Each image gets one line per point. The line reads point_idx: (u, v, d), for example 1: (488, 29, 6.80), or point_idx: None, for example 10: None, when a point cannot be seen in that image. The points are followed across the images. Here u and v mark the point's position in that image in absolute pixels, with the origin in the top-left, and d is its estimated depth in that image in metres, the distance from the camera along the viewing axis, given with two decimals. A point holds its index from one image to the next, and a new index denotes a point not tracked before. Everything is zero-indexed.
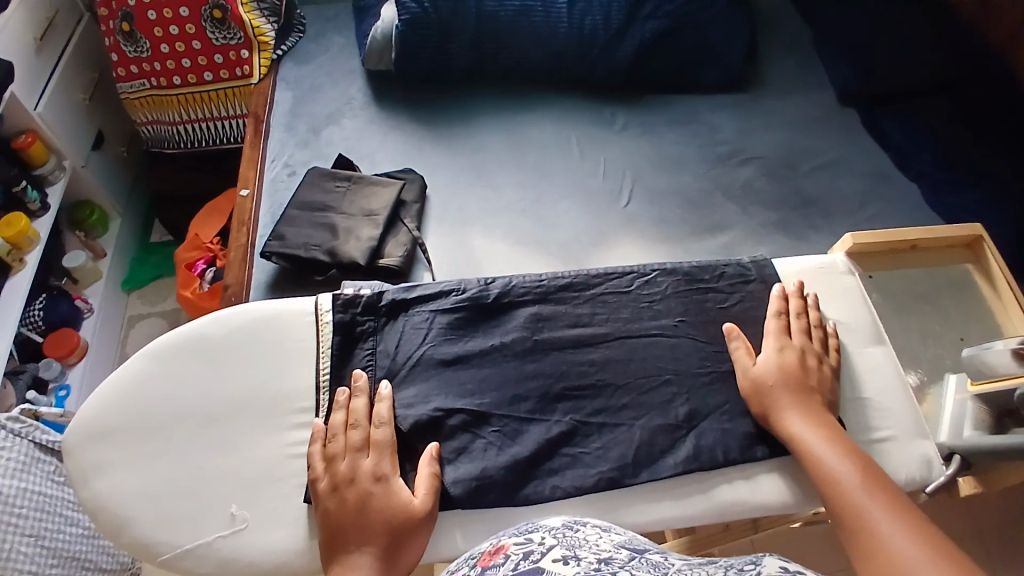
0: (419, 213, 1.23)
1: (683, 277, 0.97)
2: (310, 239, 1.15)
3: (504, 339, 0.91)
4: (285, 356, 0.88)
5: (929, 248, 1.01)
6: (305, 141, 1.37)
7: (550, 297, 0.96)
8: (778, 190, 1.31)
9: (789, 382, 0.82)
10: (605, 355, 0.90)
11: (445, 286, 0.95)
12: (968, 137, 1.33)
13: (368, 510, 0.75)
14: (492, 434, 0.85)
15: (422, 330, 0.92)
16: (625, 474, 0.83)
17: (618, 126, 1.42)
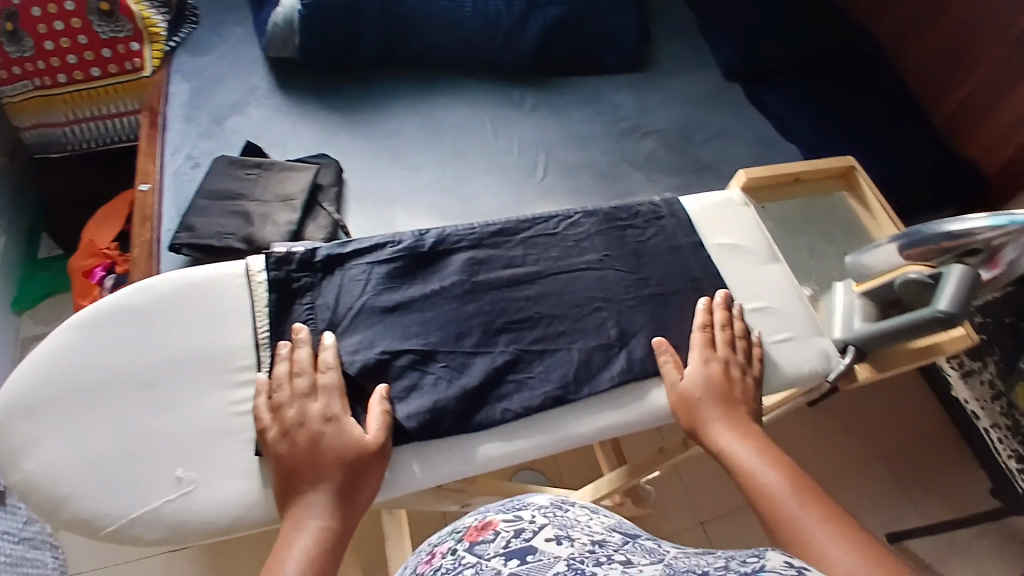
0: (337, 197, 1.22)
1: (604, 217, 0.91)
2: (222, 227, 1.13)
3: (443, 284, 0.81)
4: (219, 317, 0.76)
5: (810, 179, 1.05)
6: (209, 131, 1.33)
7: (484, 242, 0.86)
8: (670, 157, 1.50)
9: (716, 396, 0.76)
10: (540, 291, 0.83)
11: (380, 238, 0.83)
12: (833, 93, 1.54)
13: (318, 448, 0.66)
14: (440, 368, 0.76)
15: (359, 282, 0.80)
16: (570, 392, 0.77)
17: (527, 108, 1.53)
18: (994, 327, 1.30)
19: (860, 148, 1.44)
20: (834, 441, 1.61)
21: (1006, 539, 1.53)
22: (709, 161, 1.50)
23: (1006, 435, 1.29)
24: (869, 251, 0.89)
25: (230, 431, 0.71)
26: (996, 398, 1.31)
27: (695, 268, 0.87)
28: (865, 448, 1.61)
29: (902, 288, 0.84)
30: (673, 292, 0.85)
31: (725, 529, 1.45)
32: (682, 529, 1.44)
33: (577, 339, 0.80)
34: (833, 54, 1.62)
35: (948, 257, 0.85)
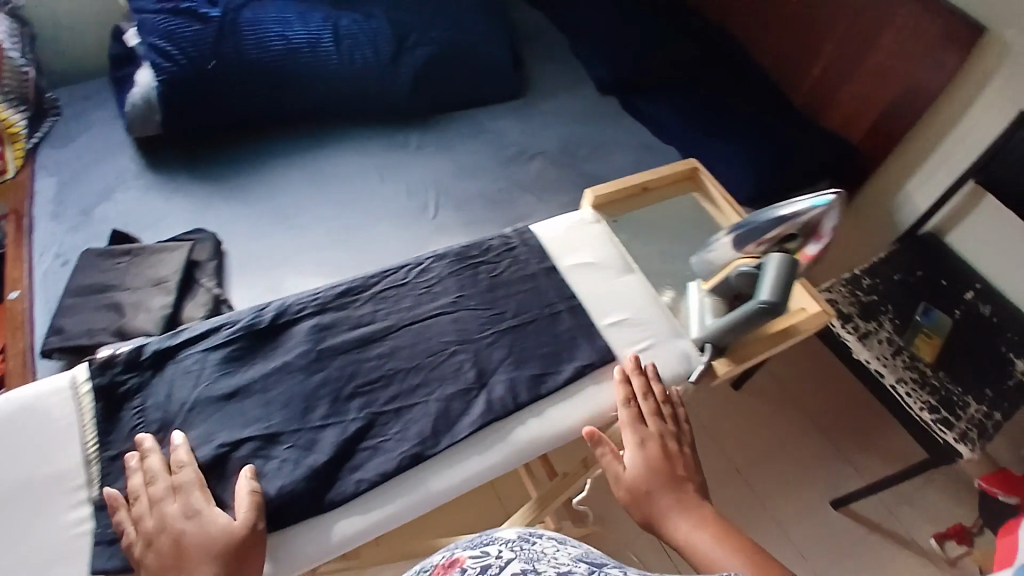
0: (217, 269, 1.19)
1: (454, 257, 0.94)
2: (93, 323, 1.08)
3: (287, 357, 0.80)
4: (46, 438, 0.72)
5: (660, 185, 1.10)
6: (77, 225, 1.26)
7: (329, 305, 0.86)
8: (559, 175, 1.54)
9: (662, 479, 0.72)
10: (394, 345, 0.83)
11: (215, 321, 0.82)
12: (702, 91, 1.61)
13: (182, 547, 0.62)
14: (286, 450, 0.73)
15: (193, 374, 0.77)
16: (428, 446, 0.76)
17: (412, 148, 1.53)
18: (883, 287, 1.34)
19: (732, 138, 1.50)
20: (770, 417, 1.65)
21: (939, 484, 1.58)
22: (596, 174, 1.54)
23: (915, 388, 1.22)
24: (710, 252, 0.95)
25: (77, 555, 0.67)
26: (896, 353, 1.26)
27: (550, 291, 0.92)
28: (795, 420, 1.65)
29: (738, 279, 0.88)
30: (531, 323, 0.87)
31: None
32: (631, 536, 1.43)
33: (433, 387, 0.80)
34: (699, 52, 1.68)
35: (770, 245, 0.89)
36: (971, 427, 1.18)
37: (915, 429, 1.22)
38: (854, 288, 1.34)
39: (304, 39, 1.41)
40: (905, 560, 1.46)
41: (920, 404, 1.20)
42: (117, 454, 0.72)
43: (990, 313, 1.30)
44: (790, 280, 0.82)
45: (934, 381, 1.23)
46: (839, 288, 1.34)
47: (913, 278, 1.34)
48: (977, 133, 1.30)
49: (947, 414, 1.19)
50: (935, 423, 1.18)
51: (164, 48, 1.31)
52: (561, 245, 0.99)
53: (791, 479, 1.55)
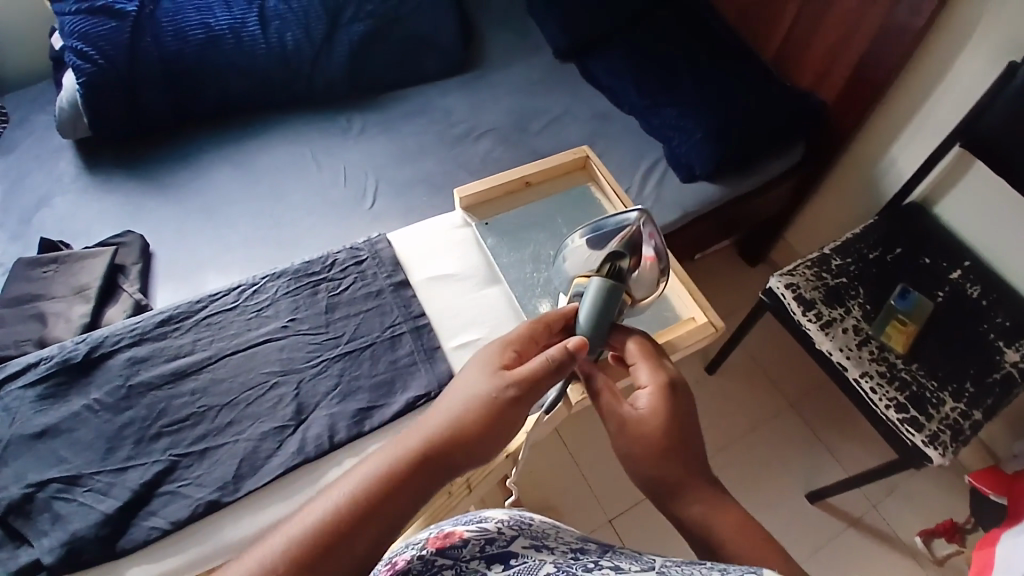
0: (142, 273, 1.18)
1: (292, 275, 0.93)
2: (18, 334, 1.08)
3: (98, 394, 0.81)
4: None
5: (546, 179, 1.03)
6: (17, 233, 1.26)
7: (148, 336, 0.86)
8: (507, 152, 1.44)
9: (671, 422, 0.61)
10: (208, 379, 0.83)
11: (32, 356, 0.83)
12: (660, 54, 1.46)
13: (453, 392, 0.60)
14: (85, 494, 0.75)
15: (6, 413, 0.79)
16: (226, 493, 0.76)
17: (355, 132, 1.47)
18: (855, 267, 1.22)
19: (691, 106, 1.37)
20: (740, 402, 1.54)
21: (926, 475, 1.46)
22: (545, 150, 1.43)
23: (881, 383, 1.11)
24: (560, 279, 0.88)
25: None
26: (862, 344, 1.15)
27: (393, 310, 0.91)
28: (769, 405, 1.54)
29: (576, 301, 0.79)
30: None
31: (634, 518, 1.41)
32: (593, 525, 1.40)
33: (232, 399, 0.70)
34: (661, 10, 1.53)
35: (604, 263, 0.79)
36: (944, 429, 1.07)
37: (882, 427, 1.12)
38: (821, 270, 1.22)
39: (228, 25, 1.36)
40: (881, 555, 1.37)
41: (885, 401, 1.10)
42: None
43: (978, 295, 1.17)
44: (612, 308, 0.73)
45: (905, 374, 1.12)
46: (804, 270, 1.22)
47: (889, 257, 1.23)
48: (967, 81, 1.14)
49: (916, 414, 1.08)
50: (902, 422, 1.08)
51: (84, 51, 1.27)
52: (426, 251, 0.98)
53: (762, 468, 1.46)
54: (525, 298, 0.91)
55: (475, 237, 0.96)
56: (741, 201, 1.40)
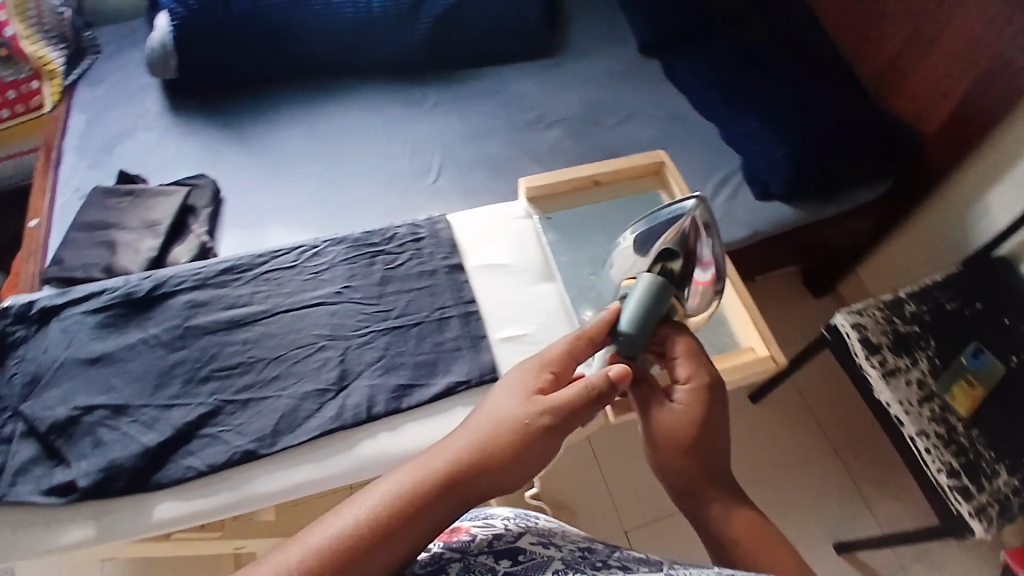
0: (211, 217, 1.23)
1: (352, 243, 0.94)
2: (88, 258, 1.14)
3: (154, 331, 0.84)
4: None
5: (616, 181, 1.02)
6: (98, 160, 1.34)
7: (209, 282, 0.89)
8: (576, 146, 1.42)
9: (704, 424, 0.60)
10: (258, 333, 0.85)
11: (100, 285, 0.87)
12: (749, 64, 1.40)
13: (488, 410, 0.60)
14: (130, 424, 0.78)
15: (68, 334, 0.83)
16: (263, 446, 0.78)
17: (427, 106, 1.46)
18: (930, 316, 1.17)
19: (774, 123, 1.31)
20: (778, 436, 1.49)
21: (968, 548, 1.37)
22: (615, 149, 1.40)
23: (938, 445, 1.06)
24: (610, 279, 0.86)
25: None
26: (924, 400, 1.09)
27: (445, 292, 0.91)
28: (807, 445, 1.48)
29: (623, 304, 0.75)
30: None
31: (652, 534, 1.39)
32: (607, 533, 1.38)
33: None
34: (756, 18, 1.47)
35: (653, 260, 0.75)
36: (994, 503, 1.01)
37: (927, 490, 1.06)
38: (892, 315, 1.16)
39: None
40: None
41: (939, 465, 1.04)
42: None
43: None
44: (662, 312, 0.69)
45: (963, 440, 1.06)
46: (874, 313, 1.17)
47: (967, 311, 1.16)
48: None
49: (968, 483, 1.03)
50: (952, 490, 1.02)
51: None
52: (486, 237, 0.97)
53: (790, 508, 1.40)
54: (578, 301, 0.91)
55: (536, 231, 0.96)
56: (812, 229, 1.34)
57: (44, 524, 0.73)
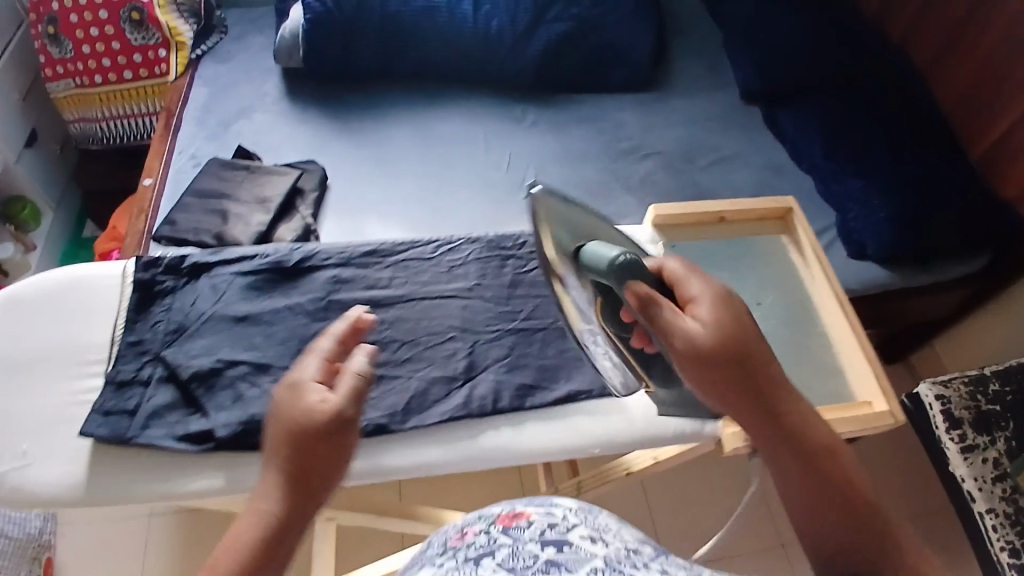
0: (316, 201, 1.29)
1: (486, 244, 0.97)
2: (199, 223, 1.19)
3: (298, 300, 0.89)
4: (96, 316, 0.86)
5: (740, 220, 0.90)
6: (215, 134, 1.39)
7: (353, 262, 0.94)
8: (669, 180, 1.44)
9: (740, 338, 0.60)
10: (393, 316, 0.89)
11: (252, 250, 0.92)
12: (852, 123, 1.42)
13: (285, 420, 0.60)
14: (268, 383, 0.82)
15: (219, 290, 0.89)
16: (395, 421, 0.80)
17: (527, 123, 1.51)
18: (1010, 398, 1.15)
19: (874, 184, 1.31)
20: None
21: None
22: (708, 188, 1.42)
23: (1004, 523, 1.07)
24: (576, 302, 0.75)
25: (77, 420, 0.79)
26: (998, 479, 1.10)
27: None
28: None
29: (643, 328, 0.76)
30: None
31: None
32: None
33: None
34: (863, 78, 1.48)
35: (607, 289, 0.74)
36: None
37: (983, 559, 1.09)
38: (977, 392, 1.14)
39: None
40: None
41: (1002, 543, 1.05)
42: (137, 343, 0.84)
43: None
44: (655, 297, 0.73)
45: None
46: (958, 386, 1.15)
47: None
48: None
49: None
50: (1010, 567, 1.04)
51: None
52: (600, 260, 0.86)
53: None
54: None
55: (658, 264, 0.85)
56: (902, 296, 1.33)
57: (171, 468, 0.77)
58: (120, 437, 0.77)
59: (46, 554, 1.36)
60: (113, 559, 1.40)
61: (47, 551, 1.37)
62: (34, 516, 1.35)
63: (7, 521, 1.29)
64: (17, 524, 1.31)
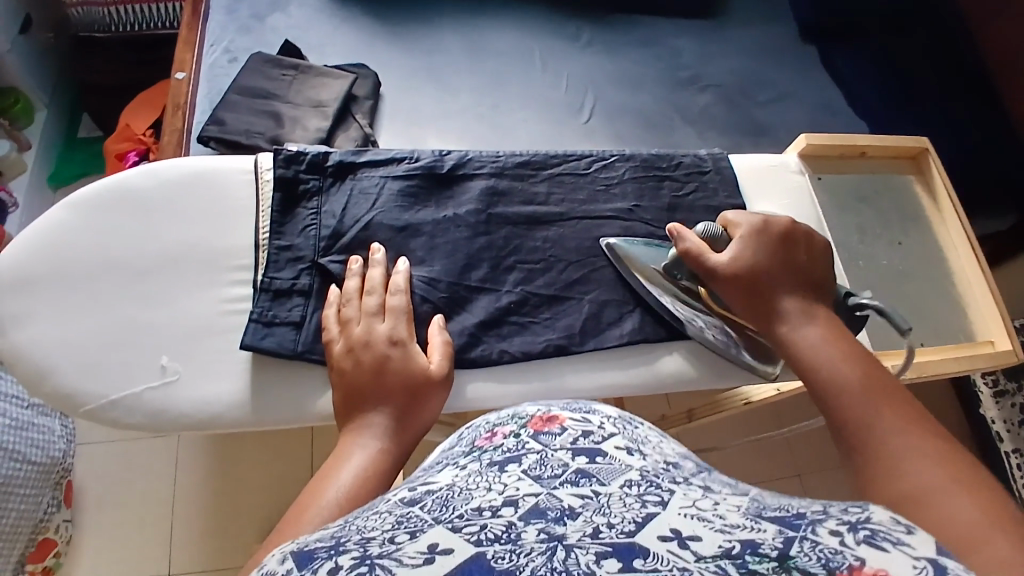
0: (372, 109, 1.17)
1: (643, 163, 0.70)
2: (251, 125, 1.07)
3: (458, 212, 0.62)
4: (228, 211, 0.59)
5: (879, 158, 0.80)
6: (248, 27, 1.22)
7: (507, 171, 0.66)
8: (727, 116, 1.29)
9: (766, 261, 0.55)
10: (558, 234, 0.64)
11: (395, 151, 0.64)
12: (922, 61, 1.31)
13: (385, 369, 0.50)
14: (439, 299, 0.58)
15: (367, 197, 0.61)
16: (574, 344, 0.59)
17: (582, 42, 1.35)
18: None
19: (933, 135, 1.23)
20: None
21: None
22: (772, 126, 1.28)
23: None
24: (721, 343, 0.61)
25: (232, 332, 0.55)
26: None
27: None
28: None
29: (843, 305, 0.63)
30: (697, 221, 0.68)
31: None
32: None
33: (593, 233, 0.65)
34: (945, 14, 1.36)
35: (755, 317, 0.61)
36: None
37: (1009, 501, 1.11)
38: None
39: None
40: None
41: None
42: (288, 248, 0.58)
43: None
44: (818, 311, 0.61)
45: None
46: None
47: None
48: None
49: None
50: None
51: None
52: (746, 186, 0.73)
53: None
54: None
55: (812, 190, 0.73)
56: None
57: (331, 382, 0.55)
58: (290, 350, 0.54)
59: (67, 478, 1.01)
60: (135, 497, 1.05)
61: (69, 472, 1.01)
62: (54, 434, 0.96)
63: (23, 441, 0.91)
64: (38, 444, 0.92)
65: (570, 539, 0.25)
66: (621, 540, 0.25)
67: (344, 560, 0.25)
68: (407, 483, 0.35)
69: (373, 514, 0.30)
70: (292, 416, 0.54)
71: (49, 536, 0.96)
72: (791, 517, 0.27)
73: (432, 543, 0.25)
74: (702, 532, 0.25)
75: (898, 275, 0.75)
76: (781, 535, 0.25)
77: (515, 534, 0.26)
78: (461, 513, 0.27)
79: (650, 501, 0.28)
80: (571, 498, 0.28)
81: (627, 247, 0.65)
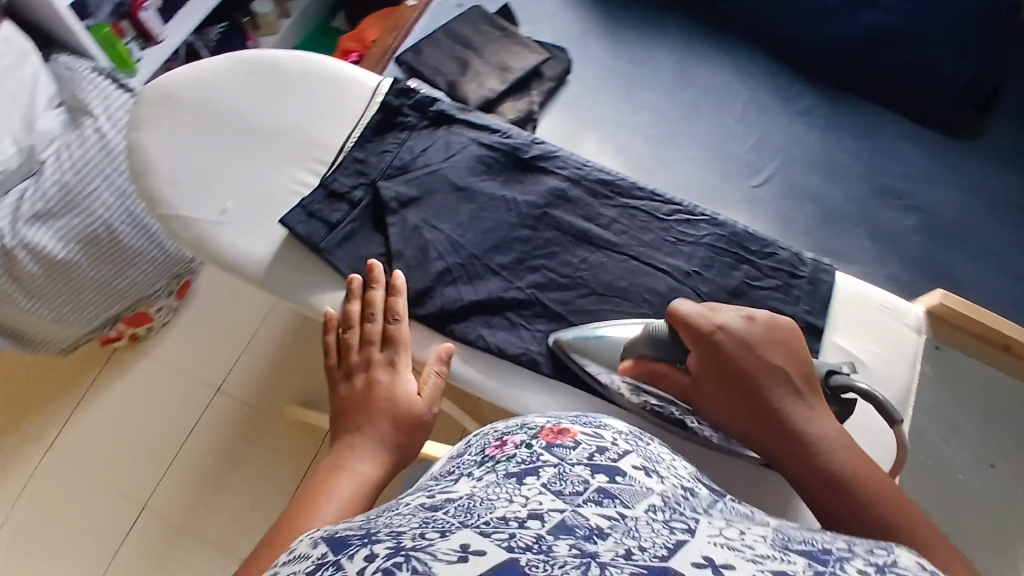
0: (548, 92, 1.07)
1: (730, 237, 0.64)
2: (439, 65, 1.07)
3: (517, 197, 0.63)
4: (337, 115, 0.67)
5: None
6: None
7: (586, 182, 0.65)
8: (926, 251, 0.96)
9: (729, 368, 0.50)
10: (598, 262, 0.62)
11: (495, 122, 0.67)
12: None
13: (372, 402, 0.53)
14: (455, 263, 0.60)
15: (448, 149, 0.65)
16: (550, 367, 0.57)
17: (797, 105, 1.06)
18: None
19: None
20: None
21: None
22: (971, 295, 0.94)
23: None
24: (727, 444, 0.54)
25: (285, 207, 0.63)
26: None
27: None
28: None
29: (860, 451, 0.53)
30: None
31: None
32: None
33: (634, 277, 0.61)
34: None
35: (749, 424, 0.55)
36: None
37: None
38: None
39: None
40: None
41: None
42: (361, 162, 0.64)
43: None
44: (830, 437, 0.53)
45: None
46: None
47: None
48: None
49: None
50: None
51: None
52: (839, 312, 0.63)
53: None
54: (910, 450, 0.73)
55: (915, 352, 0.61)
56: None
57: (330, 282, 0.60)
58: (313, 243, 0.60)
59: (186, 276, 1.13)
60: (214, 323, 1.16)
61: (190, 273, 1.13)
62: None
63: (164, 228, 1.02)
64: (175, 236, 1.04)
65: (602, 557, 0.25)
66: (656, 562, 0.25)
67: (379, 547, 0.24)
68: (422, 491, 0.36)
69: (396, 515, 0.30)
70: (291, 297, 0.60)
71: (147, 310, 1.08)
72: (816, 552, 0.29)
73: (465, 544, 0.25)
74: (735, 561, 0.26)
75: (963, 493, 0.75)
76: (810, 567, 0.27)
77: (546, 546, 0.25)
78: (486, 519, 0.27)
79: (676, 529, 0.28)
80: (597, 518, 0.28)
81: (661, 306, 0.60)
